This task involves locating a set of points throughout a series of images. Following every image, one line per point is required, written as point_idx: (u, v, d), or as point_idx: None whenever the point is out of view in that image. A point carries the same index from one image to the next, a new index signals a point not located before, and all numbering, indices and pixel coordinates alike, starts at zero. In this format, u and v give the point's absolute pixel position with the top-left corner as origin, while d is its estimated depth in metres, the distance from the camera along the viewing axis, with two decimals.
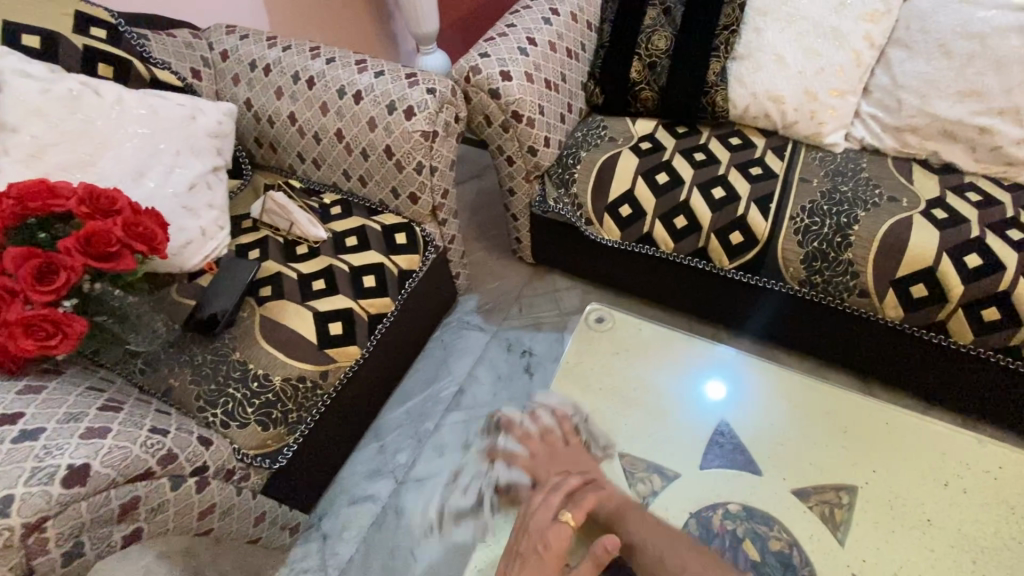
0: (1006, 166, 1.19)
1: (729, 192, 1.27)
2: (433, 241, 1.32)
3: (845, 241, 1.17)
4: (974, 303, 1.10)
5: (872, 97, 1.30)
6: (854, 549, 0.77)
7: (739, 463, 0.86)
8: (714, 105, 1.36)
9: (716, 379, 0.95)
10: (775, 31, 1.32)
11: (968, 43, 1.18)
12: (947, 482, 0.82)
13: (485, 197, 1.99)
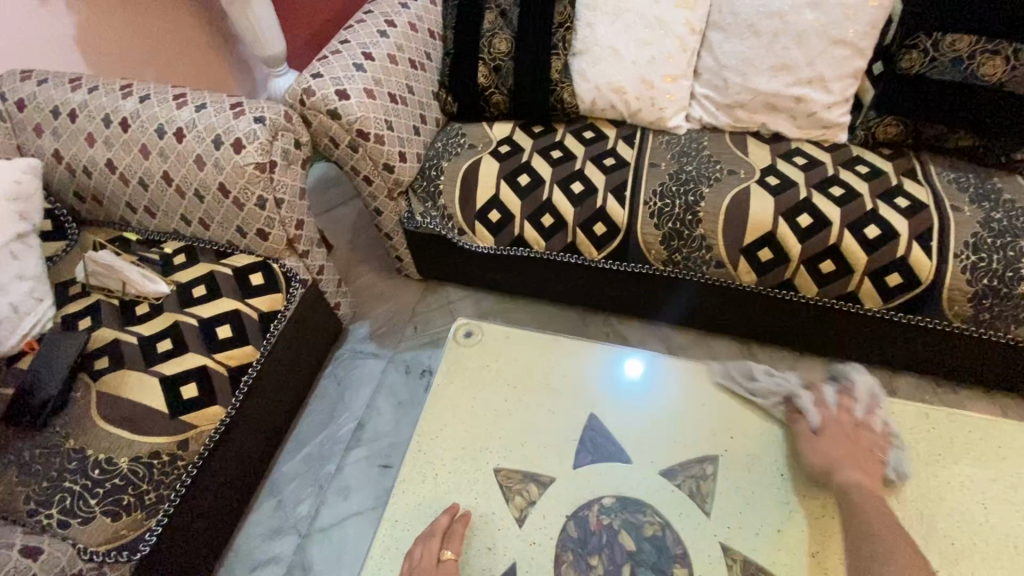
0: (823, 129, 1.31)
1: (588, 185, 1.32)
2: (296, 275, 1.22)
3: (695, 219, 1.24)
4: (812, 259, 1.19)
5: (703, 78, 1.37)
6: (720, 519, 0.77)
7: (609, 453, 0.83)
8: (562, 103, 1.41)
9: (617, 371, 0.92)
10: (605, 24, 1.36)
11: (772, 21, 1.26)
12: (794, 433, 0.86)
13: (365, 216, 1.92)
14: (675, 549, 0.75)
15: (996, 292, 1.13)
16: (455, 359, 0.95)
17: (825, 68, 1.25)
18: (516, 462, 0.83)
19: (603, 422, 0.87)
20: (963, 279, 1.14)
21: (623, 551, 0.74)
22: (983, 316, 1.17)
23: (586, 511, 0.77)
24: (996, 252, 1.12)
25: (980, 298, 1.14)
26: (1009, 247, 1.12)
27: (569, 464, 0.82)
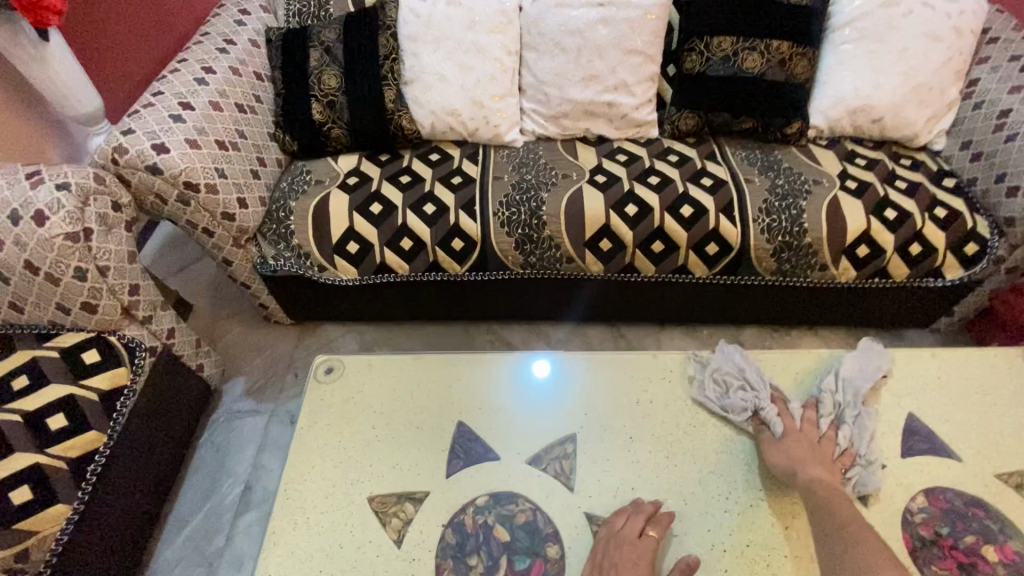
0: (637, 128, 1.50)
1: (438, 205, 1.37)
2: (139, 345, 1.13)
3: (540, 222, 1.36)
4: (643, 242, 1.37)
5: (528, 94, 1.50)
6: (582, 490, 0.85)
7: (479, 454, 0.88)
8: (403, 130, 1.46)
9: (541, 370, 0.97)
10: (429, 53, 1.43)
11: (573, 38, 1.40)
12: (637, 399, 0.95)
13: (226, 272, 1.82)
14: (546, 529, 0.81)
15: (791, 245, 1.35)
16: (319, 397, 0.95)
17: (626, 75, 1.42)
18: (391, 486, 0.84)
19: (472, 428, 0.91)
20: (763, 239, 1.35)
21: (498, 543, 0.79)
22: (786, 266, 1.38)
23: (462, 515, 0.81)
24: (783, 213, 1.35)
25: (780, 252, 1.36)
26: (792, 207, 1.36)
27: (440, 474, 0.86)
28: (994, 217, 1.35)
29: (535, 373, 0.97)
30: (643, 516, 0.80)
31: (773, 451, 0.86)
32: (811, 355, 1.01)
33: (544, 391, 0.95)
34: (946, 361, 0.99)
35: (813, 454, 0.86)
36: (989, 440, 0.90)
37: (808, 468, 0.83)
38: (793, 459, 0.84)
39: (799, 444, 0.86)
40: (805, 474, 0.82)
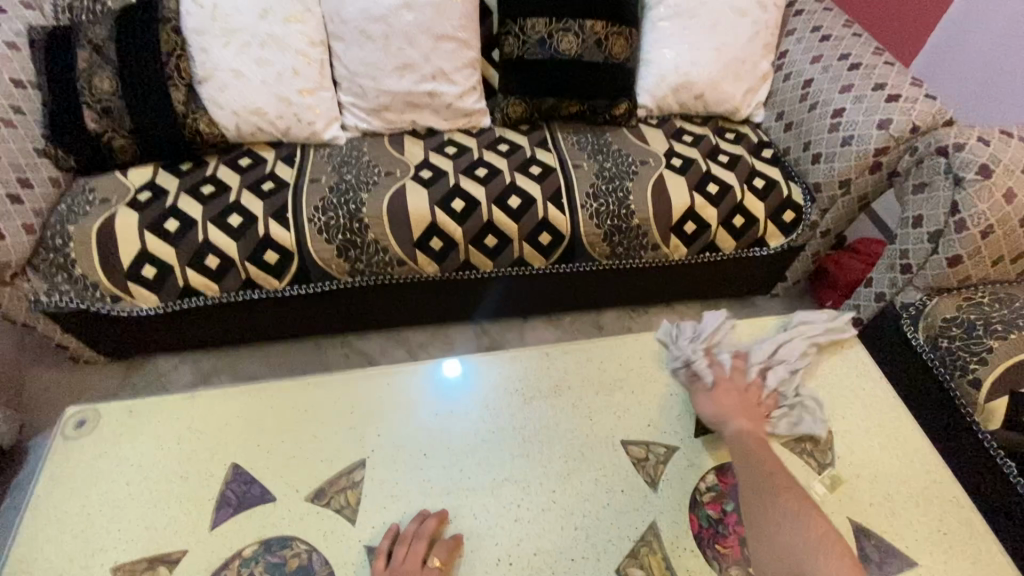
0: (467, 117, 1.44)
1: (246, 215, 1.26)
2: None
3: (362, 225, 1.27)
4: (474, 238, 1.32)
5: (344, 87, 1.40)
6: (365, 521, 0.79)
7: (254, 497, 0.80)
8: (201, 134, 1.31)
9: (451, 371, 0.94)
10: (220, 48, 1.30)
11: (378, 25, 1.32)
12: (438, 411, 0.90)
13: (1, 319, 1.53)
14: (319, 572, 0.74)
15: (620, 228, 1.36)
16: (68, 457, 0.83)
17: (442, 62, 1.36)
18: (141, 549, 0.75)
19: (247, 468, 0.83)
20: (593, 224, 1.35)
21: None
22: (619, 249, 1.39)
23: (223, 572, 0.73)
24: (609, 195, 1.36)
25: (610, 236, 1.36)
26: (618, 190, 1.36)
27: (204, 528, 0.77)
28: (805, 183, 1.40)
29: (448, 375, 0.94)
30: (425, 545, 0.74)
31: (704, 401, 0.88)
32: (617, 342, 1.01)
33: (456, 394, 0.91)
34: (743, 331, 1.03)
35: (734, 399, 0.89)
36: (775, 408, 0.93)
37: (733, 422, 0.86)
38: (721, 412, 0.87)
39: (729, 394, 0.89)
40: (618, 468, 0.81)
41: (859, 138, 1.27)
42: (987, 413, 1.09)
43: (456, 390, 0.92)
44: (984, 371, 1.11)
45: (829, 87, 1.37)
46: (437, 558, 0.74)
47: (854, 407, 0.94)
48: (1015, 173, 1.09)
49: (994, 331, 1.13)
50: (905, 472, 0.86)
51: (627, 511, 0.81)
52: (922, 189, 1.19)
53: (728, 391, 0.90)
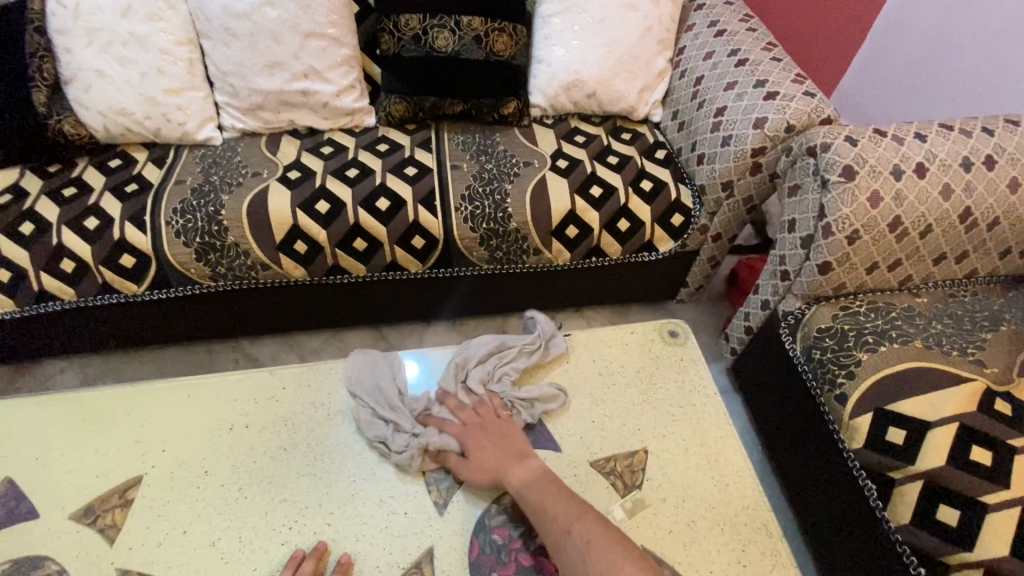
0: (348, 116, 1.39)
1: (102, 219, 1.23)
2: None
3: (220, 228, 1.23)
4: (341, 242, 1.27)
5: (218, 87, 1.37)
6: (124, 542, 0.75)
7: (19, 514, 0.78)
8: (64, 135, 1.29)
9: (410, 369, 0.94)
10: (81, 47, 1.27)
11: (242, 22, 1.28)
12: (234, 425, 0.86)
13: None
14: None
15: (496, 231, 1.31)
16: None
17: (312, 60, 1.31)
18: None
19: (21, 484, 0.80)
20: (466, 227, 1.30)
21: None
22: (498, 253, 1.34)
23: None
24: (485, 198, 1.31)
25: (486, 239, 1.31)
26: (495, 192, 1.31)
27: None
28: (694, 185, 1.35)
29: (403, 378, 0.92)
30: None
31: (468, 471, 0.79)
32: (448, 351, 0.96)
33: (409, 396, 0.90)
34: (580, 341, 0.98)
35: (502, 446, 0.81)
36: (593, 426, 0.87)
37: (512, 472, 0.78)
38: (479, 471, 0.79)
39: (488, 447, 0.81)
40: (508, 481, 0.77)
41: (737, 137, 1.22)
42: (851, 431, 1.01)
43: (408, 391, 0.91)
44: (850, 387, 1.04)
45: (716, 85, 1.31)
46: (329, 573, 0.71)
47: (680, 423, 0.88)
48: (881, 174, 1.02)
49: (864, 343, 1.06)
50: (718, 497, 0.80)
51: (406, 535, 0.76)
52: (796, 191, 1.13)
53: (489, 443, 0.82)
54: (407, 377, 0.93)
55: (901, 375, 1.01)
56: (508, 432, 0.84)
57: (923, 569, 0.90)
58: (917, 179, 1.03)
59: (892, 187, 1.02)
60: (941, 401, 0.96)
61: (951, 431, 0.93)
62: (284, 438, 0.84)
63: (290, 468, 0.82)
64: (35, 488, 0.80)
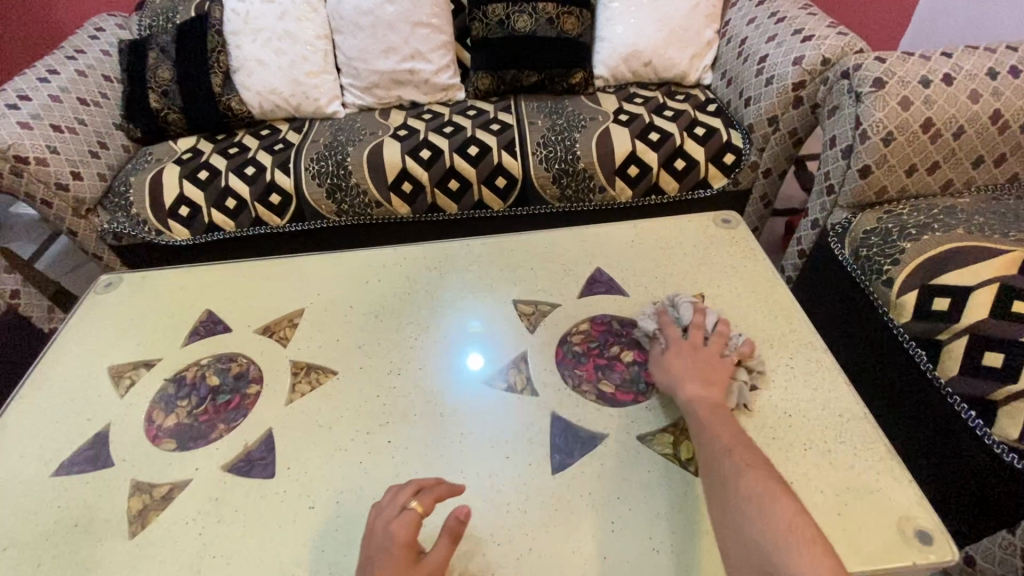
0: (444, 91, 1.70)
1: (258, 167, 1.57)
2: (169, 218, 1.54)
3: (346, 171, 1.54)
4: (439, 182, 1.54)
5: (344, 72, 1.72)
6: (295, 346, 0.99)
7: (217, 329, 1.04)
8: (232, 110, 1.67)
9: (477, 358, 0.94)
10: (249, 43, 1.67)
11: (367, 17, 1.64)
12: (368, 279, 1.11)
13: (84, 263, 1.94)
14: (252, 376, 0.95)
15: (568, 171, 1.53)
16: (96, 305, 1.12)
17: (418, 44, 1.64)
18: (132, 358, 1.00)
19: (217, 313, 1.07)
20: (542, 168, 1.53)
21: (208, 387, 0.94)
22: (569, 191, 1.55)
23: (184, 372, 0.96)
24: (558, 144, 1.55)
25: (559, 178, 1.54)
26: (566, 139, 1.55)
27: (177, 347, 1.01)
28: (743, 128, 1.53)
29: (471, 367, 0.93)
30: (410, 489, 0.70)
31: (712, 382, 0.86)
32: (532, 235, 1.17)
33: (473, 381, 0.91)
34: (644, 228, 1.16)
35: (705, 369, 0.82)
36: (658, 281, 1.04)
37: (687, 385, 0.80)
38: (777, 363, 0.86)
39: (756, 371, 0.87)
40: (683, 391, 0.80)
41: (779, 77, 1.40)
42: (898, 308, 1.11)
43: (476, 377, 0.91)
44: (895, 270, 1.14)
45: (759, 40, 1.51)
46: (415, 505, 0.68)
47: (732, 278, 1.03)
48: (909, 83, 1.16)
49: (907, 234, 1.17)
50: (768, 326, 0.94)
51: (506, 346, 0.96)
52: (834, 112, 1.28)
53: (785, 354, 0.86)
54: (471, 366, 0.93)
55: (944, 254, 1.10)
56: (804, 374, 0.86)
57: (974, 413, 0.96)
58: (945, 87, 1.16)
59: (921, 94, 1.16)
60: (980, 269, 1.05)
61: (992, 290, 1.01)
62: (396, 312, 1.03)
63: (399, 337, 0.99)
64: (228, 314, 1.07)
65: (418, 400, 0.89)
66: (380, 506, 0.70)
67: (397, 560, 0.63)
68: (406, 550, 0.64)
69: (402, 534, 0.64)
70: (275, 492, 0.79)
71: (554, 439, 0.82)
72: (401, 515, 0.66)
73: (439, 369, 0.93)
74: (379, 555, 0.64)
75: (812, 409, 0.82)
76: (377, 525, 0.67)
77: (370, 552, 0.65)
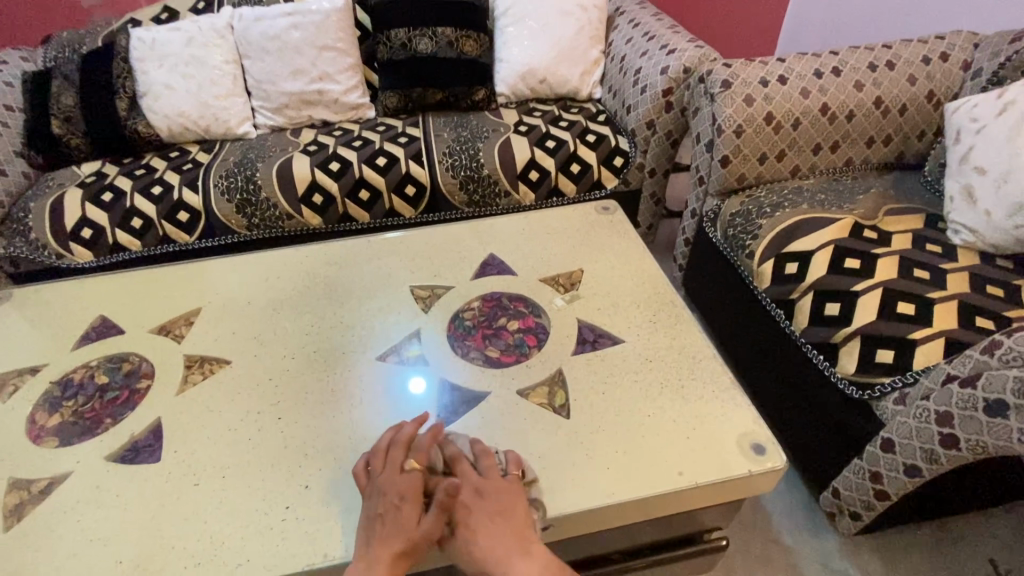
0: (354, 110, 1.79)
1: (165, 187, 1.58)
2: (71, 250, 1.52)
3: (256, 186, 1.57)
4: (350, 193, 1.60)
5: (254, 95, 1.77)
6: (190, 341, 1.00)
7: (110, 333, 1.04)
8: (139, 134, 1.68)
9: (417, 382, 0.90)
10: (155, 69, 1.70)
11: (275, 42, 1.71)
12: (269, 277, 1.14)
13: None
14: (144, 373, 0.95)
15: (473, 178, 1.63)
16: None
17: (326, 67, 1.73)
18: (16, 366, 0.98)
19: (112, 319, 1.07)
20: (449, 175, 1.63)
21: (97, 385, 0.93)
22: (476, 197, 1.65)
23: (73, 374, 0.95)
24: (463, 153, 1.65)
25: (465, 185, 1.63)
26: (470, 149, 1.65)
27: (66, 351, 1.00)
28: (629, 134, 1.68)
29: (412, 391, 0.89)
30: (413, 452, 0.73)
31: (587, 342, 0.95)
32: (432, 230, 1.24)
33: (414, 408, 0.86)
34: (535, 217, 1.26)
35: (507, 528, 0.65)
36: (545, 261, 1.13)
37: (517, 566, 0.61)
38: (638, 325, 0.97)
39: (625, 330, 0.96)
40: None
41: (651, 86, 1.57)
42: (759, 276, 1.24)
43: (415, 404, 0.87)
44: (755, 244, 1.27)
45: (635, 56, 1.69)
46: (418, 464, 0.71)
47: (609, 254, 1.14)
48: (751, 84, 1.34)
49: (765, 213, 1.32)
50: (637, 290, 1.04)
51: (399, 326, 1.01)
52: (697, 112, 1.45)
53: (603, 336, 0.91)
54: (410, 391, 0.89)
55: (793, 226, 1.25)
56: (668, 329, 0.96)
57: (822, 356, 1.07)
58: (781, 86, 1.35)
59: (761, 92, 1.34)
60: (821, 235, 1.21)
61: (829, 252, 1.16)
62: (294, 305, 1.06)
63: (294, 327, 1.02)
64: (123, 319, 1.07)
65: (311, 381, 0.91)
66: (385, 463, 0.72)
67: (405, 514, 0.66)
68: (412, 503, 0.67)
69: (409, 489, 0.68)
70: (161, 474, 0.79)
71: (435, 407, 0.86)
72: (406, 475, 0.69)
73: (378, 398, 0.88)
74: (391, 507, 0.66)
75: (671, 354, 0.91)
76: (385, 481, 0.69)
77: (380, 508, 0.67)
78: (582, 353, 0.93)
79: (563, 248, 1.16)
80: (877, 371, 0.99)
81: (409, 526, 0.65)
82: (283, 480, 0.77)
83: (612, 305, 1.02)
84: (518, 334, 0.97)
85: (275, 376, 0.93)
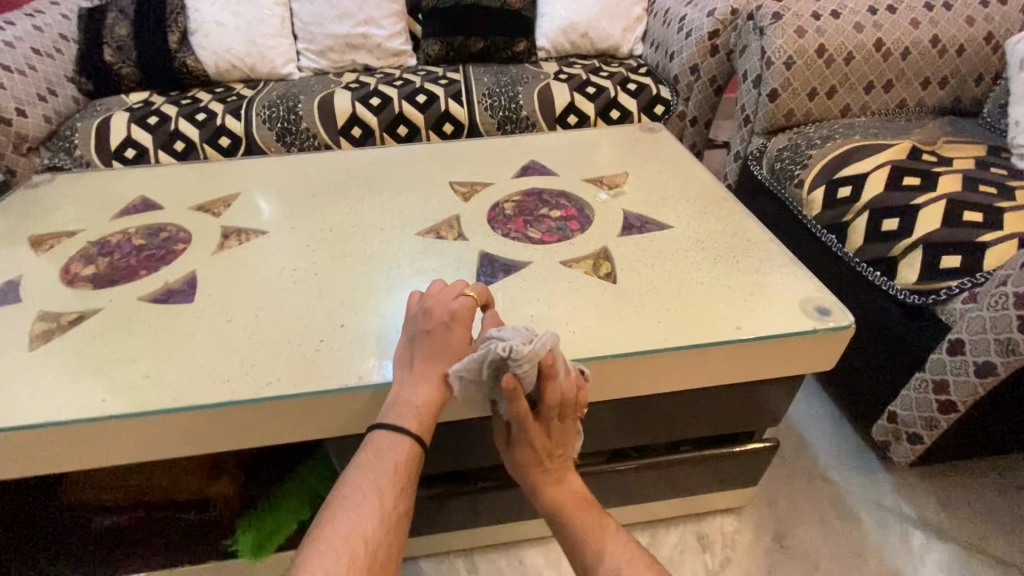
0: (396, 57, 1.82)
1: (208, 113, 1.60)
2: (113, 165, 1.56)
3: (297, 116, 1.59)
4: (389, 127, 1.61)
5: (300, 38, 1.81)
6: (229, 216, 1.00)
7: (149, 208, 1.04)
8: (187, 67, 1.72)
9: None
10: (207, 7, 1.74)
11: None
12: (307, 172, 1.13)
13: None
14: (180, 238, 0.94)
15: (511, 118, 1.63)
16: (23, 197, 1.10)
17: (372, 11, 1.76)
18: (57, 230, 0.98)
19: (151, 198, 1.07)
20: (488, 116, 1.63)
21: (134, 245, 0.92)
22: None
23: (111, 236, 0.94)
24: (503, 95, 1.64)
25: (502, 126, 1.64)
26: (510, 91, 1.64)
27: (106, 221, 1.00)
28: (671, 83, 1.67)
29: None
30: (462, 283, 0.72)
31: (631, 226, 0.91)
32: (471, 141, 1.23)
33: None
34: (575, 134, 1.24)
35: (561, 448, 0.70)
36: (587, 167, 1.11)
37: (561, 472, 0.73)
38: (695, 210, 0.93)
39: (671, 219, 0.93)
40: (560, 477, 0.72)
41: (696, 30, 1.56)
42: (809, 203, 1.18)
43: None
44: (805, 173, 1.23)
45: (679, 7, 1.68)
46: (470, 293, 0.71)
47: (653, 163, 1.11)
48: (803, 16, 1.32)
49: (814, 144, 1.28)
50: (683, 189, 1.01)
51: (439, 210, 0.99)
52: (744, 51, 1.43)
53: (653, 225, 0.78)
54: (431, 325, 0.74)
55: (848, 151, 1.21)
56: (716, 218, 0.92)
57: (880, 271, 1.01)
58: (833, 20, 1.32)
59: (813, 25, 1.31)
60: (878, 157, 1.15)
61: (886, 171, 1.11)
62: (332, 192, 1.05)
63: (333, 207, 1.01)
64: (161, 198, 1.06)
65: (350, 248, 0.89)
66: (433, 293, 0.71)
67: (458, 334, 0.67)
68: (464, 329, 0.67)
69: (461, 317, 0.67)
70: (193, 312, 0.77)
71: (479, 270, 0.83)
72: (458, 301, 0.69)
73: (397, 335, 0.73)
74: (438, 329, 0.66)
75: (720, 239, 0.88)
76: (436, 304, 0.68)
77: (428, 327, 0.67)
78: (630, 236, 0.89)
79: (605, 157, 1.14)
80: (941, 276, 0.93)
81: (457, 352, 0.66)
82: (320, 321, 0.74)
83: (657, 199, 0.99)
84: (560, 221, 0.94)
85: (312, 243, 0.91)
